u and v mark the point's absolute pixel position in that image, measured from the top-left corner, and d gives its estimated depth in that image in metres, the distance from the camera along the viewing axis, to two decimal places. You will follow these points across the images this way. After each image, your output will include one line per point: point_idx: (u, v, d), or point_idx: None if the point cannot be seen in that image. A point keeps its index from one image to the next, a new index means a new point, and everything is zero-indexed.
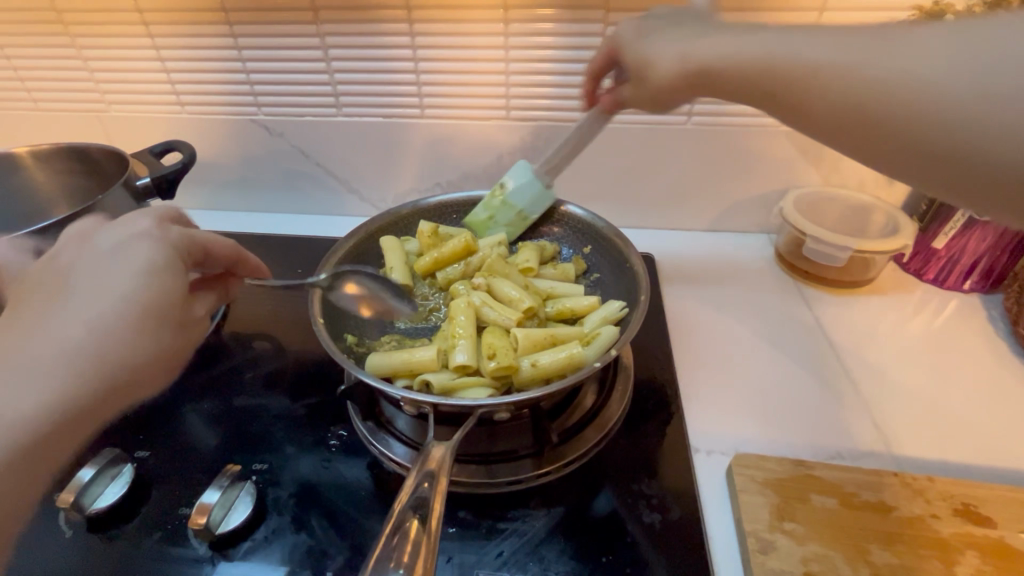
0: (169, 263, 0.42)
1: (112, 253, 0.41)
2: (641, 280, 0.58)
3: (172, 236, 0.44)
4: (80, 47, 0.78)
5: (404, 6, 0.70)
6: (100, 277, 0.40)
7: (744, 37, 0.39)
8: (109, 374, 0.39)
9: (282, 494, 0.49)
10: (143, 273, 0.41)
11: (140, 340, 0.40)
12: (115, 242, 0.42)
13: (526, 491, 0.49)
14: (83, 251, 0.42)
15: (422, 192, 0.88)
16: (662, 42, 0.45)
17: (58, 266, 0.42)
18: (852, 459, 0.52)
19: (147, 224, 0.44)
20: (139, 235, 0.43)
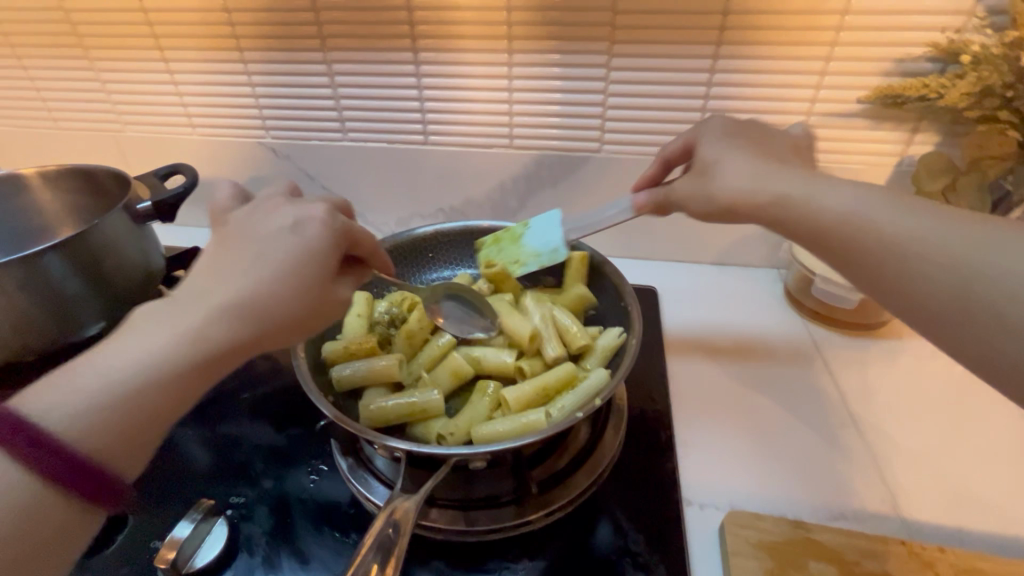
0: (330, 241, 0.40)
1: (295, 228, 0.39)
2: (635, 321, 0.56)
3: (339, 224, 0.41)
4: (99, 70, 0.80)
5: (410, 33, 0.70)
6: (275, 247, 0.38)
7: (800, 187, 0.40)
8: (261, 334, 0.37)
9: (256, 531, 0.48)
10: (307, 249, 0.39)
11: (300, 303, 0.38)
12: (298, 214, 0.40)
13: (506, 541, 0.47)
14: (268, 215, 0.40)
15: (424, 218, 0.87)
16: (730, 151, 0.44)
17: (251, 221, 0.40)
18: (857, 522, 0.49)
19: (319, 208, 0.41)
20: (311, 218, 0.40)
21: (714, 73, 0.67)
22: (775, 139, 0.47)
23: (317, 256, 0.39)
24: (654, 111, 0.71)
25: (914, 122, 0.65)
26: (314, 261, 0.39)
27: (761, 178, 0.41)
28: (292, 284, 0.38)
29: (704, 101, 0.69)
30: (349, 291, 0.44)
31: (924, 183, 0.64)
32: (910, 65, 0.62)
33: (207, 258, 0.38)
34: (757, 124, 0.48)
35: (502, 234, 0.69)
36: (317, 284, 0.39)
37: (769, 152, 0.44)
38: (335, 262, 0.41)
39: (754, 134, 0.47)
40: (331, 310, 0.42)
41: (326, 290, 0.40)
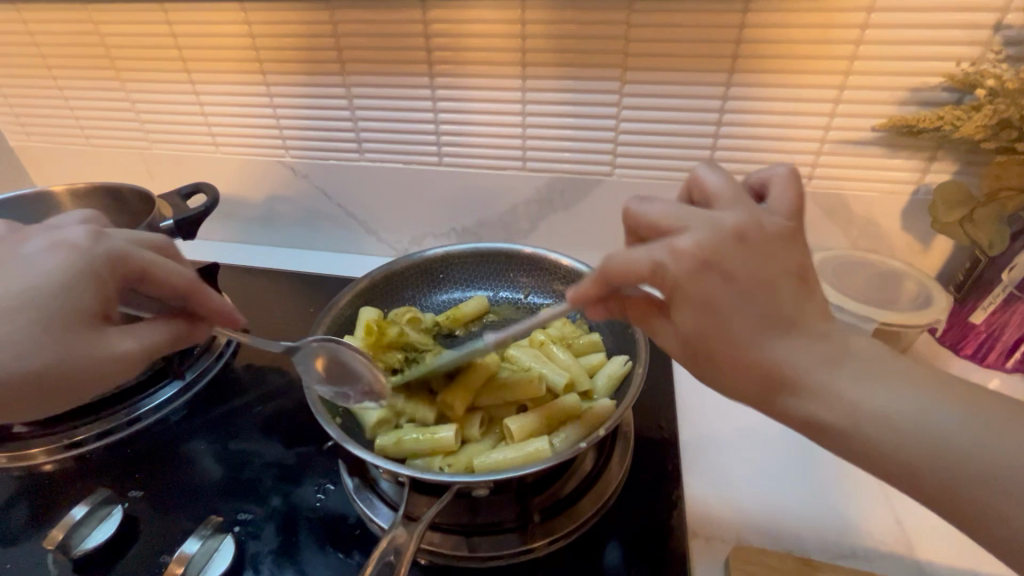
0: (82, 281, 0.43)
1: (38, 264, 0.43)
2: (642, 349, 0.56)
3: (98, 256, 0.44)
4: (129, 90, 0.84)
5: (427, 59, 0.72)
6: (12, 289, 0.42)
7: (817, 365, 0.34)
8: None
9: (263, 548, 0.49)
10: (54, 288, 0.42)
11: (41, 348, 0.41)
12: (48, 250, 0.44)
13: (509, 568, 0.47)
14: (6, 252, 0.45)
15: (437, 236, 0.89)
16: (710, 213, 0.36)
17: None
18: (867, 562, 0.48)
19: (78, 235, 0.45)
20: (64, 243, 0.44)
21: (726, 100, 0.67)
22: (767, 249, 0.35)
23: (59, 301, 0.42)
24: (666, 136, 0.71)
25: (930, 151, 0.65)
26: (50, 304, 0.42)
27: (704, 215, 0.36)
28: (16, 311, 0.41)
29: (716, 127, 0.69)
30: (131, 345, 0.45)
31: (940, 213, 0.63)
32: (925, 95, 0.61)
33: (37, 279, 0.42)
34: (762, 234, 0.35)
35: (512, 258, 0.69)
36: (54, 331, 0.42)
37: (767, 281, 0.35)
38: (92, 306, 0.44)
39: (717, 209, 0.36)
40: (103, 364, 0.44)
41: (74, 338, 0.42)
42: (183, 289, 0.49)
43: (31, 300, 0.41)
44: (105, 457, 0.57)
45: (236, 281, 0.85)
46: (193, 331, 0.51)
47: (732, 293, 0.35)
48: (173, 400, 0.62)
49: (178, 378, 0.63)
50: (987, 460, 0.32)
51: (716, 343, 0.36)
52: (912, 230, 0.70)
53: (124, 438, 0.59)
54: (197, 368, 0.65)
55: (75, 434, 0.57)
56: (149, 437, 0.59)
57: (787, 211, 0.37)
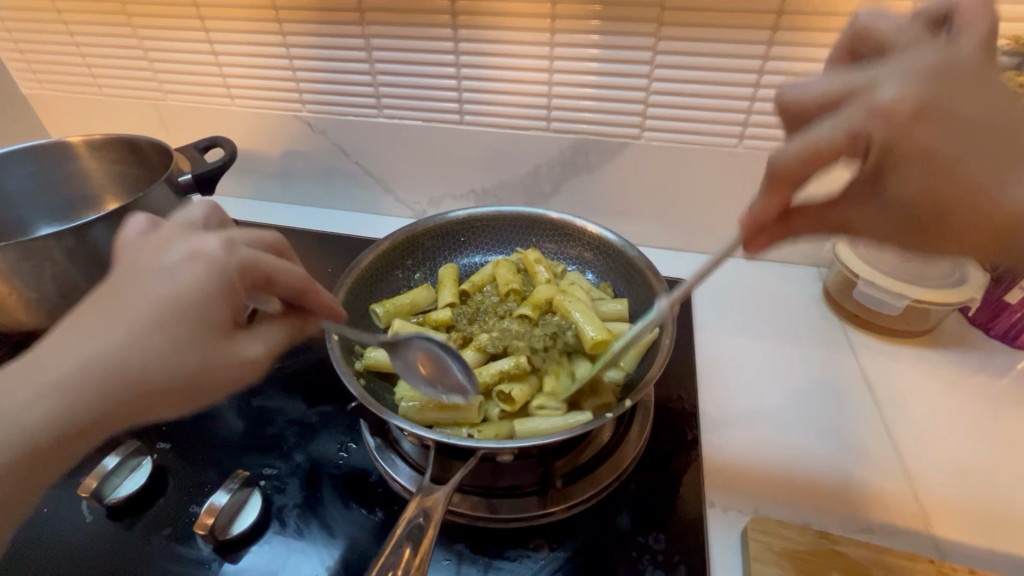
0: (218, 290, 0.39)
1: (160, 271, 0.39)
2: (667, 321, 0.55)
3: (232, 265, 0.40)
4: (141, 38, 0.81)
5: (450, 10, 0.68)
6: (176, 301, 0.38)
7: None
8: (121, 392, 0.37)
9: (289, 502, 0.50)
10: (179, 295, 0.38)
11: (173, 363, 0.38)
12: (180, 258, 0.40)
13: (528, 530, 0.48)
14: (145, 263, 0.40)
15: (456, 198, 0.87)
16: (948, 136, 0.30)
17: (135, 267, 0.41)
18: (884, 536, 0.48)
19: (213, 244, 0.41)
20: (201, 254, 0.40)
21: (767, 60, 0.63)
22: (962, 88, 0.30)
23: (185, 309, 0.38)
24: (700, 97, 0.68)
25: None
26: (186, 315, 0.38)
27: (992, 192, 0.31)
28: (151, 332, 0.37)
29: (754, 90, 0.66)
30: (258, 351, 0.42)
31: None
32: None
33: (143, 287, 0.39)
34: (967, 63, 0.31)
35: (537, 222, 0.68)
36: (190, 339, 0.38)
37: (1004, 111, 0.31)
38: (226, 314, 0.40)
39: (962, 79, 0.30)
40: (232, 372, 0.41)
41: (209, 347, 0.39)
42: (295, 294, 0.44)
43: (164, 308, 0.38)
44: None
45: None
46: (304, 330, 0.48)
47: (980, 126, 0.30)
48: None
49: None
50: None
51: (970, 201, 0.31)
52: None
53: None
54: None
55: None
56: None
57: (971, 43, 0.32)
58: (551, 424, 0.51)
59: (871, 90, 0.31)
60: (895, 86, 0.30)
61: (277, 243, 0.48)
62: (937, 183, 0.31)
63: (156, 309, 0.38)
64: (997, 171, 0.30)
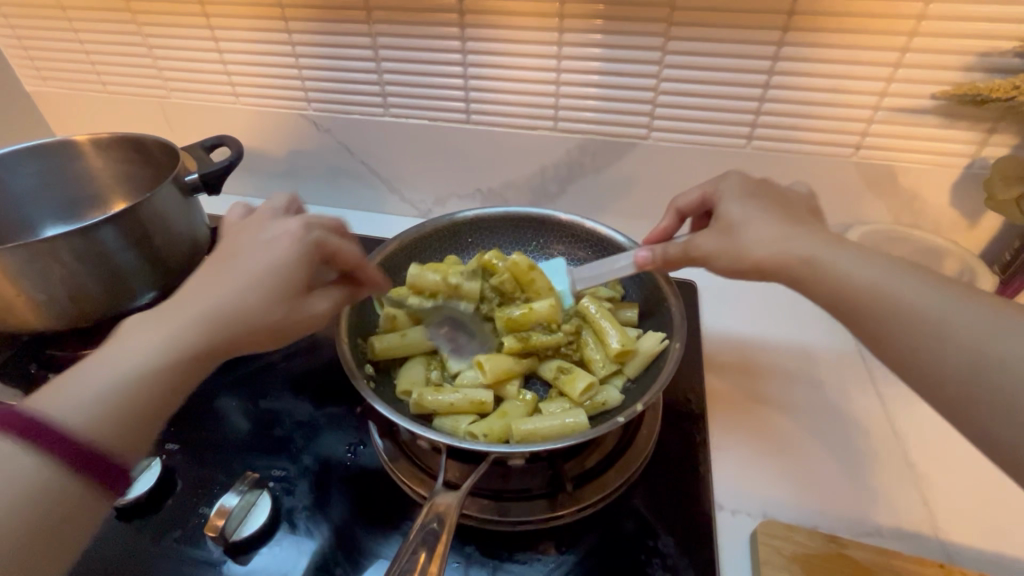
0: (303, 259, 0.43)
1: (258, 242, 0.43)
2: (677, 324, 0.55)
3: (312, 240, 0.44)
4: (146, 35, 0.80)
5: (457, 8, 0.68)
6: (268, 267, 0.42)
7: (823, 250, 0.41)
8: (224, 339, 0.40)
9: (298, 504, 0.50)
10: (276, 265, 0.42)
11: (268, 315, 0.41)
12: (277, 233, 0.43)
13: (537, 533, 0.48)
14: (246, 236, 0.44)
15: (462, 197, 0.87)
16: (754, 211, 0.45)
17: (240, 240, 0.44)
18: (893, 539, 0.48)
19: (296, 223, 0.44)
20: (285, 232, 0.43)
21: (777, 61, 0.63)
22: (780, 193, 0.48)
23: (281, 278, 0.42)
24: (710, 98, 0.68)
25: (991, 122, 0.61)
26: (281, 280, 0.42)
27: (789, 242, 0.42)
28: (260, 294, 0.41)
29: (763, 91, 0.65)
30: (325, 307, 0.46)
31: (997, 190, 0.61)
32: (995, 60, 0.57)
33: (240, 253, 0.43)
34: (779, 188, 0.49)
35: (545, 223, 0.67)
36: (276, 299, 0.42)
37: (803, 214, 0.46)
38: (306, 280, 0.44)
39: (773, 195, 0.48)
40: (302, 327, 0.44)
41: (292, 308, 0.43)
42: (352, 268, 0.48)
43: (270, 275, 0.42)
44: None
45: None
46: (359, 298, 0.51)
47: (787, 208, 0.46)
48: None
49: None
50: (938, 330, 0.37)
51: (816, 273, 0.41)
52: (959, 207, 0.68)
53: None
54: None
55: None
56: None
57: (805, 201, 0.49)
58: (551, 425, 0.50)
59: (730, 174, 0.51)
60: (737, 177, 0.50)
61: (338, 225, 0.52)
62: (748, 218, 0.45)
63: (263, 275, 0.42)
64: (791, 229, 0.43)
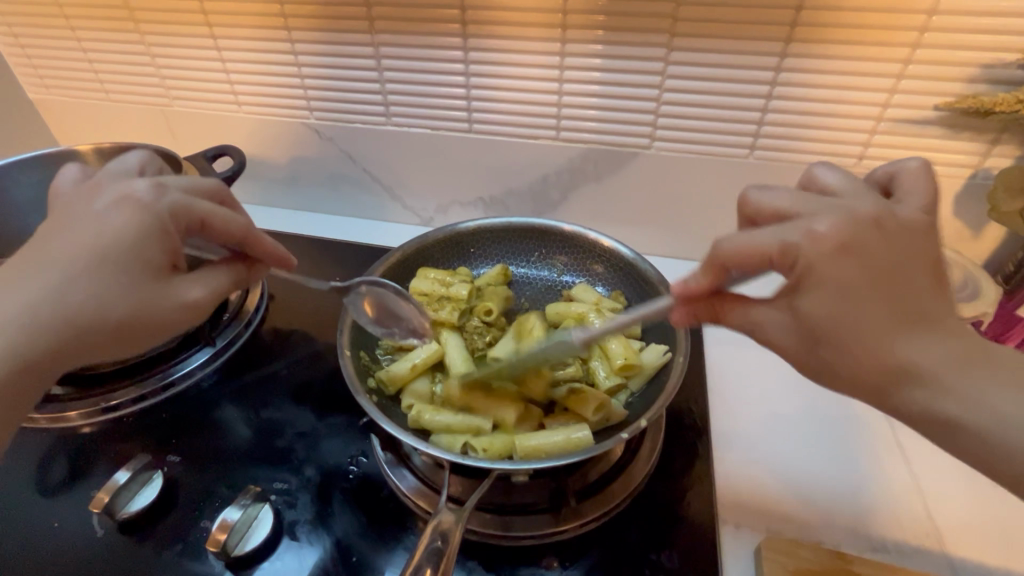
0: (150, 234, 0.40)
1: (85, 214, 0.40)
2: (681, 336, 0.55)
3: (162, 211, 0.41)
4: (149, 44, 0.80)
5: (460, 18, 0.68)
6: (96, 243, 0.39)
7: (873, 334, 0.34)
8: (76, 325, 0.40)
9: (300, 517, 0.50)
10: (106, 239, 0.39)
11: (124, 298, 0.40)
12: (108, 204, 0.41)
13: (540, 547, 0.47)
14: (79, 203, 0.42)
15: (464, 206, 0.87)
16: (846, 264, 0.34)
17: (70, 207, 0.42)
18: (898, 555, 0.48)
19: (138, 187, 0.42)
20: (128, 198, 0.41)
21: (780, 71, 0.63)
22: (880, 226, 0.34)
23: (112, 251, 0.39)
24: (712, 108, 0.68)
25: (995, 133, 0.61)
26: (105, 254, 0.39)
27: (849, 313, 0.34)
28: (93, 277, 0.39)
29: (766, 101, 0.65)
30: (200, 293, 0.44)
31: (1001, 201, 0.61)
32: (999, 72, 0.57)
33: (59, 230, 0.40)
34: (897, 223, 0.35)
35: (548, 233, 0.67)
36: (122, 280, 0.40)
37: (889, 258, 0.34)
38: (161, 258, 0.41)
39: (873, 234, 0.34)
40: (171, 313, 0.42)
41: (149, 288, 0.41)
42: (235, 241, 0.47)
43: (93, 249, 0.39)
44: (141, 420, 0.58)
45: None
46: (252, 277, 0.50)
47: (891, 280, 0.34)
48: (205, 366, 0.62)
49: (208, 345, 0.63)
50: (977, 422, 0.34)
51: (841, 342, 0.35)
52: (963, 217, 0.68)
53: (158, 403, 0.59)
54: (226, 336, 0.65)
55: (110, 399, 0.58)
56: (183, 402, 0.60)
57: (921, 217, 0.36)
58: (554, 441, 0.50)
59: (832, 171, 0.39)
60: (837, 178, 0.39)
61: (216, 189, 0.47)
62: (838, 312, 0.34)
63: (84, 251, 0.39)
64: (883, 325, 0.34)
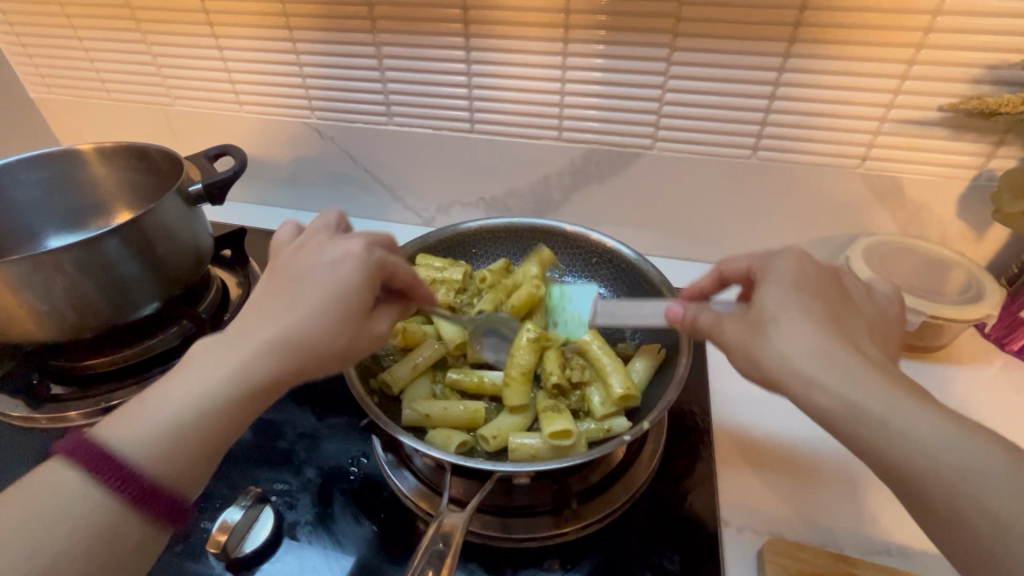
0: (367, 283, 0.41)
1: (319, 267, 0.41)
2: (682, 339, 0.55)
3: (374, 260, 0.42)
4: (150, 43, 0.80)
5: (462, 18, 0.68)
6: (325, 294, 0.40)
7: (837, 380, 0.36)
8: (306, 362, 0.39)
9: (300, 518, 0.50)
10: (336, 290, 0.40)
11: (336, 336, 0.40)
12: (336, 256, 0.41)
13: (541, 549, 0.47)
14: (310, 256, 0.42)
15: (465, 206, 0.87)
16: (793, 308, 0.39)
17: (297, 261, 0.42)
18: (901, 558, 0.47)
19: (355, 246, 0.42)
20: (349, 255, 0.41)
21: (783, 72, 0.63)
22: (835, 279, 0.42)
23: (351, 302, 0.40)
24: (715, 108, 0.67)
25: (999, 134, 0.61)
26: (343, 304, 0.40)
27: (822, 355, 0.37)
28: (330, 325, 0.40)
29: (769, 101, 0.65)
30: (384, 329, 0.45)
31: (1004, 202, 0.61)
32: (1004, 72, 0.57)
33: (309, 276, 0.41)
34: (868, 306, 0.42)
35: (550, 234, 0.67)
36: (345, 323, 0.40)
37: (847, 316, 0.39)
38: (369, 302, 0.42)
39: (827, 291, 0.40)
40: (365, 349, 0.43)
41: (360, 330, 0.42)
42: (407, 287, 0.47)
43: (333, 298, 0.40)
44: None
45: (261, 244, 0.84)
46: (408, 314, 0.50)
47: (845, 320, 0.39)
48: None
49: None
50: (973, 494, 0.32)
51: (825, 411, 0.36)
52: (967, 218, 0.68)
53: None
54: None
55: (112, 399, 0.58)
56: None
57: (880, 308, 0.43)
58: (552, 443, 0.51)
59: (784, 250, 0.43)
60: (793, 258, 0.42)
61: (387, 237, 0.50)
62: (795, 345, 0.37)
63: (329, 304, 0.40)
64: (835, 348, 0.37)
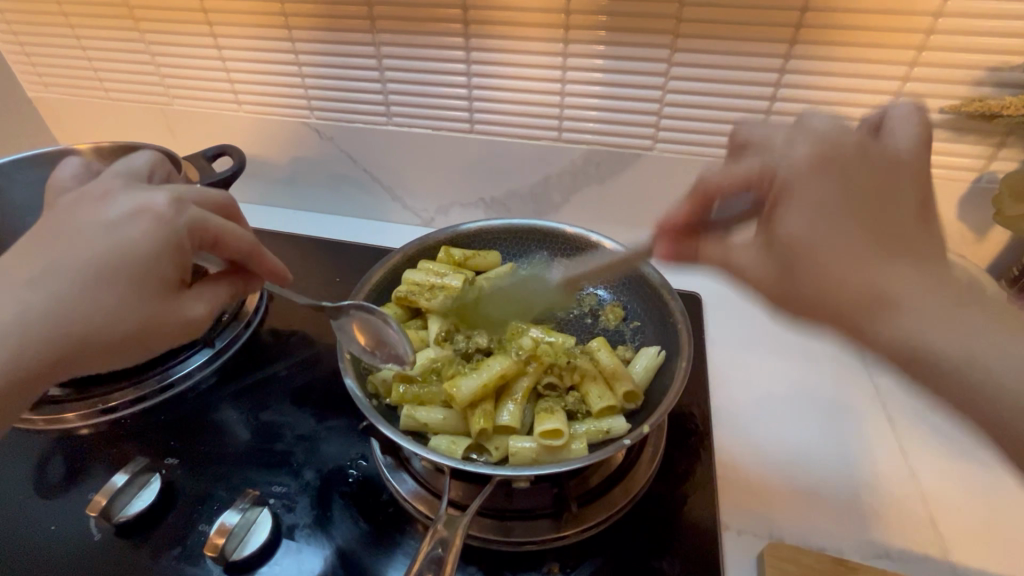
0: (166, 249, 0.42)
1: (85, 226, 0.41)
2: (682, 343, 0.55)
3: (181, 225, 0.43)
4: (149, 42, 0.80)
5: (462, 19, 0.67)
6: (89, 256, 0.40)
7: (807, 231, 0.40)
8: (61, 344, 0.39)
9: (299, 521, 0.50)
10: (133, 254, 0.41)
11: (107, 311, 0.40)
12: (125, 212, 0.41)
13: (541, 552, 0.47)
14: (84, 214, 0.41)
15: (465, 207, 0.86)
16: (802, 210, 0.41)
17: (72, 213, 0.42)
18: (900, 561, 0.47)
19: (160, 201, 0.43)
20: (151, 213, 0.42)
21: (784, 73, 0.62)
22: (855, 157, 0.42)
23: (133, 266, 0.41)
24: (715, 109, 0.67)
25: (1000, 137, 0.61)
26: (134, 268, 0.41)
27: (809, 224, 0.40)
28: (111, 296, 0.40)
29: (770, 103, 0.65)
30: (202, 309, 0.45)
31: (1006, 205, 0.60)
32: (1006, 74, 0.56)
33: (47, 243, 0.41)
34: (882, 150, 0.43)
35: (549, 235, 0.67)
36: (133, 292, 0.41)
37: (872, 187, 0.41)
38: (173, 273, 0.43)
39: (839, 163, 0.42)
40: (176, 326, 0.44)
41: (162, 303, 0.42)
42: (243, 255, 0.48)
43: (112, 259, 0.40)
44: (139, 422, 0.58)
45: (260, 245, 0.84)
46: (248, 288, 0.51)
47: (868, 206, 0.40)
48: (203, 368, 0.62)
49: (207, 346, 0.63)
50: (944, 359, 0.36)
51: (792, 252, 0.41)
52: (968, 220, 0.67)
53: (157, 404, 0.59)
54: (225, 337, 0.65)
55: (109, 400, 0.58)
56: (181, 405, 0.59)
57: (910, 148, 0.43)
58: (550, 447, 0.51)
59: (793, 143, 0.45)
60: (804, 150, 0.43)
61: (221, 202, 0.49)
62: (810, 233, 0.40)
63: (79, 272, 0.39)
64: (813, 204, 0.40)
